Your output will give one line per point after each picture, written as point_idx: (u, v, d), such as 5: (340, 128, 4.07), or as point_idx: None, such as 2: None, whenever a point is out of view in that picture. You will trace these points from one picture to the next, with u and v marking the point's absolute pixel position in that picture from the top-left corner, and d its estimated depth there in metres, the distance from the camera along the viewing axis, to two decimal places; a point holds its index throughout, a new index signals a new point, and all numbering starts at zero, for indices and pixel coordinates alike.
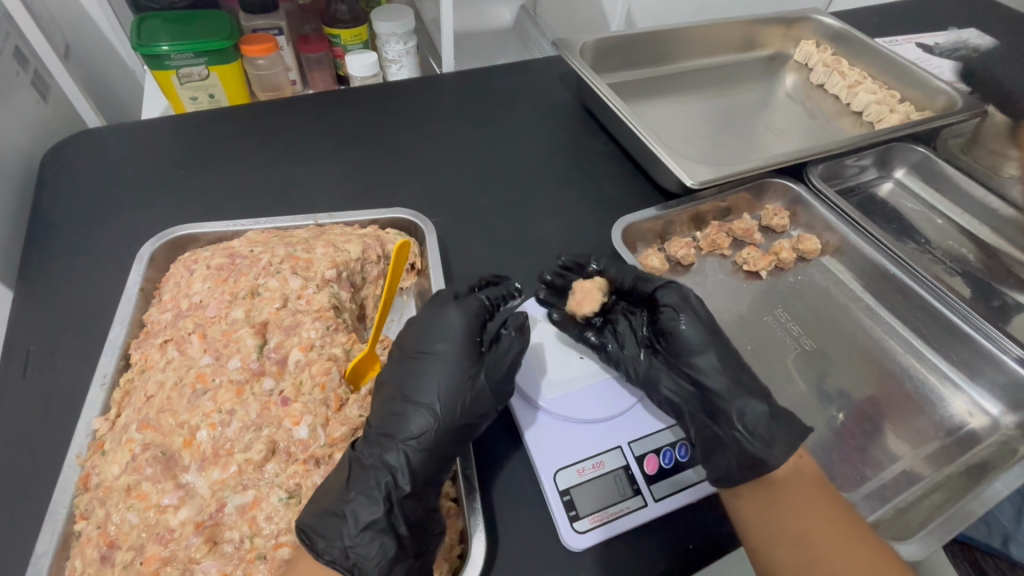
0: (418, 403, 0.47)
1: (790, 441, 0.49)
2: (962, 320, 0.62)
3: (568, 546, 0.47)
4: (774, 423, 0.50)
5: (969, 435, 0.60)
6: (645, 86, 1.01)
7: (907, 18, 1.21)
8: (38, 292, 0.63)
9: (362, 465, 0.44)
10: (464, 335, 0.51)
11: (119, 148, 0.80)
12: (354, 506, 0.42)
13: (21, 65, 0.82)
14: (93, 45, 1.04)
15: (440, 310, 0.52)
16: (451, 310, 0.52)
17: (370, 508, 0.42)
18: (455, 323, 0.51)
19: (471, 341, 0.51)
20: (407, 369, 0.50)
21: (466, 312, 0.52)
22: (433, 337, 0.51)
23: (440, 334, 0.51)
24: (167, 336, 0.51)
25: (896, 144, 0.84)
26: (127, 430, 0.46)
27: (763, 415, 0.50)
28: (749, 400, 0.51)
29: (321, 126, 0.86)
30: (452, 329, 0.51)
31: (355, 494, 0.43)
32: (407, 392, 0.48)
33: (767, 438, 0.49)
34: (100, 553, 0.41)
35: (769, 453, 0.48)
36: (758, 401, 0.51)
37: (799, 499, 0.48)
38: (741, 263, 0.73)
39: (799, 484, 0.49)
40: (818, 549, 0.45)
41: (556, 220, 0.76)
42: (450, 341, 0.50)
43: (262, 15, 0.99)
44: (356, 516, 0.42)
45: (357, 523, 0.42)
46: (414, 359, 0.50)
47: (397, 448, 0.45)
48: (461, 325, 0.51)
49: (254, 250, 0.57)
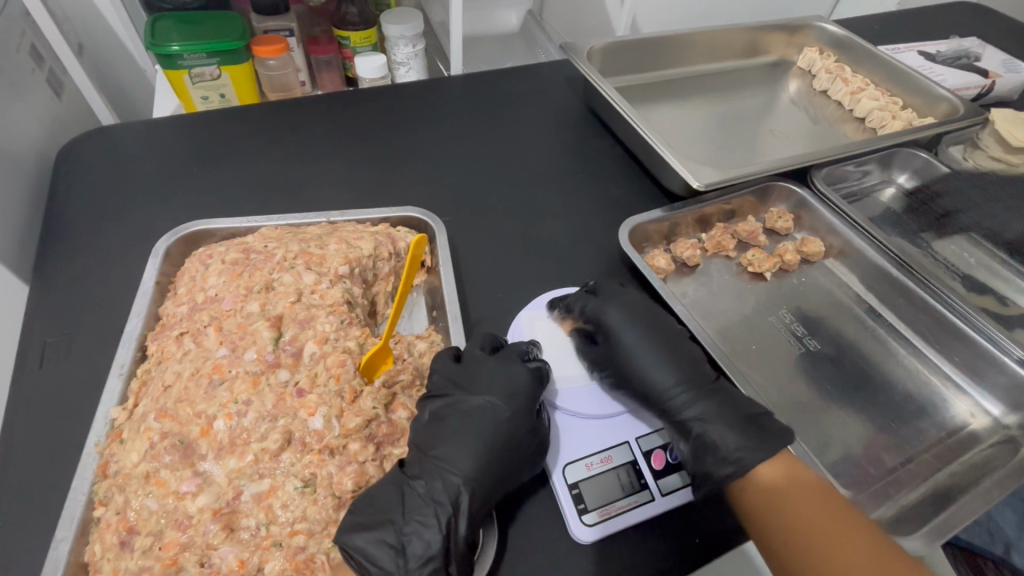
0: (477, 445, 0.48)
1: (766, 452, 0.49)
2: (965, 321, 0.63)
3: (578, 540, 0.48)
4: (729, 448, 0.49)
5: (969, 435, 0.61)
6: (650, 90, 1.02)
7: (909, 25, 1.22)
8: (53, 285, 0.64)
9: (419, 496, 0.45)
10: (529, 397, 0.50)
11: (132, 143, 0.81)
12: (410, 538, 0.43)
13: (37, 63, 0.84)
14: (106, 44, 1.06)
15: (509, 364, 0.52)
16: (520, 367, 0.52)
17: (429, 542, 0.43)
18: (523, 381, 0.51)
19: (534, 401, 0.50)
20: (463, 416, 0.49)
21: (533, 373, 0.52)
22: (498, 389, 0.50)
23: (510, 389, 0.50)
24: (184, 329, 0.52)
25: (899, 149, 0.85)
26: (145, 419, 0.46)
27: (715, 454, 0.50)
28: (703, 430, 0.51)
29: (331, 126, 0.87)
30: (519, 385, 0.50)
31: (413, 525, 0.43)
32: (466, 434, 0.48)
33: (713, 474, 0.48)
34: (119, 538, 0.42)
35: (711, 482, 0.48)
36: (706, 432, 0.51)
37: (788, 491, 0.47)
38: (745, 265, 0.74)
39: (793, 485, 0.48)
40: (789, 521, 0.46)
41: (563, 220, 0.77)
42: (513, 398, 0.50)
43: (273, 17, 1.00)
44: (412, 548, 0.43)
45: (414, 556, 0.42)
46: (470, 407, 0.50)
47: (457, 487, 0.45)
48: (527, 383, 0.51)
49: (268, 245, 0.58)
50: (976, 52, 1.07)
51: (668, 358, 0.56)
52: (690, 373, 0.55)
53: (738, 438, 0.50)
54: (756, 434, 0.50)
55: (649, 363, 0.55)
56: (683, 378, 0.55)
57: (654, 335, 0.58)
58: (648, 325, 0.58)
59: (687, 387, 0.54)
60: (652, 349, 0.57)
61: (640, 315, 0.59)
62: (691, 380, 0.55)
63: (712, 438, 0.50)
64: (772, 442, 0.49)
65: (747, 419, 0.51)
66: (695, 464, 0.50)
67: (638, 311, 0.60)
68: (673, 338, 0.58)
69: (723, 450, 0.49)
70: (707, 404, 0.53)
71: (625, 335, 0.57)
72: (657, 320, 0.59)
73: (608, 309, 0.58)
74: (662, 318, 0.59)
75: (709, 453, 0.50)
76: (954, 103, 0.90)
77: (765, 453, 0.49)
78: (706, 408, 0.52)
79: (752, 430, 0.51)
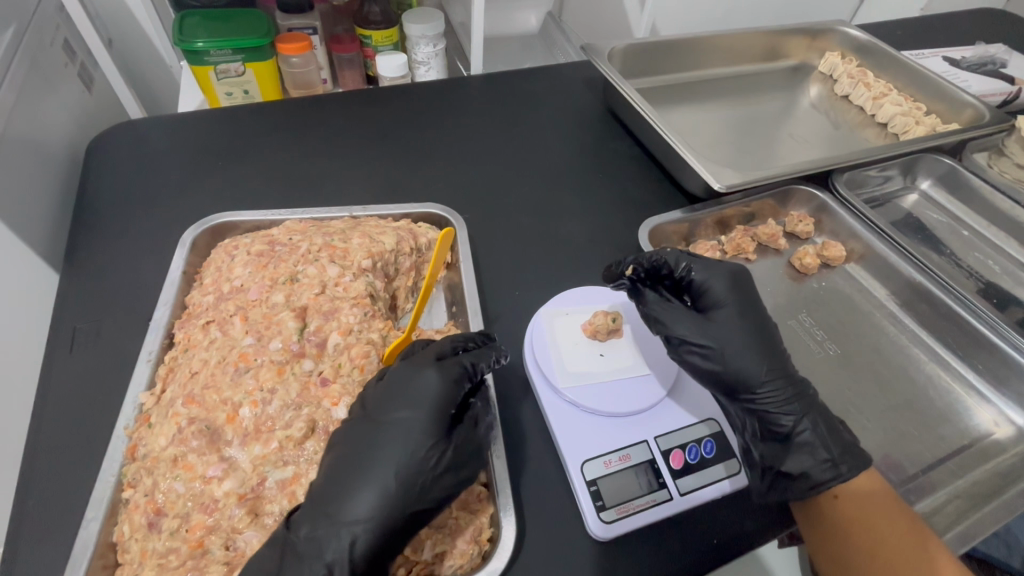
0: (368, 479, 0.43)
1: (859, 462, 0.50)
2: (989, 330, 0.63)
3: (593, 535, 0.48)
4: (831, 440, 0.51)
5: (994, 444, 0.60)
6: (670, 92, 1.02)
7: (935, 31, 1.21)
8: (83, 272, 0.65)
9: (296, 553, 0.40)
10: (437, 409, 0.46)
11: (159, 137, 0.83)
12: None
13: (69, 57, 0.86)
14: (134, 39, 1.08)
15: (416, 370, 0.48)
16: (431, 372, 0.47)
17: None
18: (431, 389, 0.47)
19: (444, 410, 0.47)
20: (362, 436, 0.45)
21: (449, 379, 0.48)
22: (401, 401, 0.46)
23: (411, 401, 0.46)
24: (210, 318, 0.53)
25: (923, 155, 0.84)
26: (173, 405, 0.47)
27: (814, 452, 0.51)
28: (803, 423, 0.52)
29: (352, 123, 0.88)
30: (425, 395, 0.47)
31: None
32: (359, 466, 0.43)
33: (810, 476, 0.50)
34: (147, 519, 0.43)
35: (804, 481, 0.50)
36: (806, 430, 0.51)
37: (865, 502, 0.49)
38: (792, 260, 0.75)
39: (869, 498, 0.50)
40: (856, 528, 0.48)
41: (581, 220, 0.77)
42: (418, 409, 0.46)
43: (298, 15, 1.02)
44: None
45: None
46: (373, 428, 0.45)
47: (347, 535, 0.41)
48: (436, 394, 0.47)
49: (292, 238, 0.59)
50: (1003, 59, 1.06)
51: (767, 348, 0.54)
52: (785, 365, 0.54)
53: (832, 444, 0.51)
54: (844, 442, 0.51)
55: (754, 345, 0.54)
56: (783, 373, 0.53)
57: (759, 320, 0.56)
58: (752, 311, 0.56)
59: (785, 380, 0.53)
60: (754, 334, 0.55)
61: (746, 303, 0.57)
62: (790, 378, 0.53)
63: (810, 438, 0.51)
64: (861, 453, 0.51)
65: (838, 427, 0.52)
66: (789, 462, 0.50)
67: (743, 290, 0.57)
68: (772, 329, 0.56)
69: (821, 452, 0.50)
70: (805, 400, 0.53)
71: (730, 319, 0.55)
72: (756, 306, 0.57)
73: (716, 289, 0.57)
74: (761, 305, 0.58)
75: (806, 454, 0.51)
76: (980, 110, 0.89)
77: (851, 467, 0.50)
78: (803, 406, 0.52)
79: (842, 435, 0.52)
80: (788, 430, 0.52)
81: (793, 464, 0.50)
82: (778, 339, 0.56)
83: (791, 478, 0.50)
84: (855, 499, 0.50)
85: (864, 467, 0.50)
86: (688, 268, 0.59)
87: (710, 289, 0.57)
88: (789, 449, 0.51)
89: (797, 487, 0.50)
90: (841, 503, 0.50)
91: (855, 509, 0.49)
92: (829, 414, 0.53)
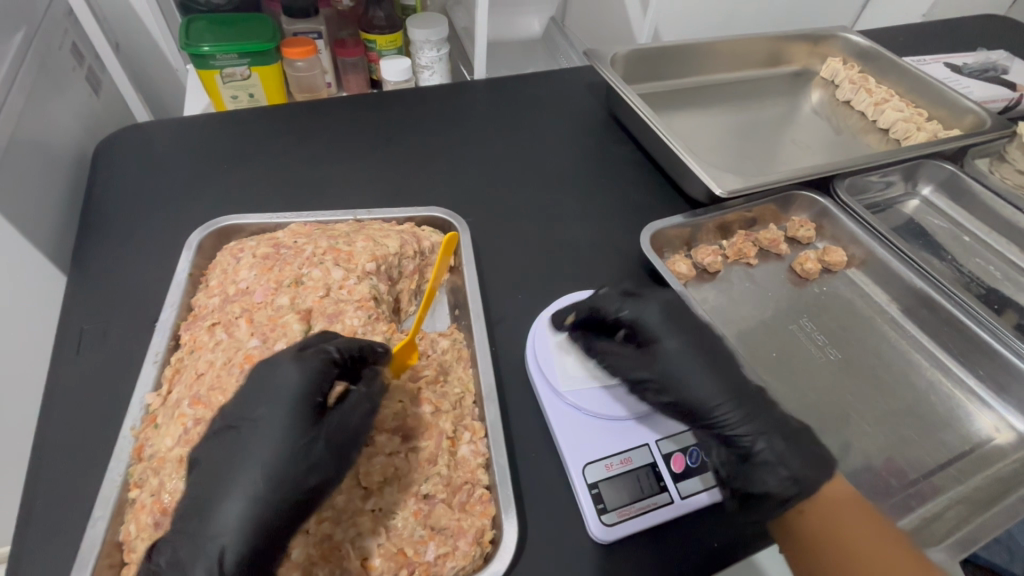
0: (235, 480, 0.41)
1: (818, 466, 0.49)
2: (990, 335, 0.63)
3: (594, 537, 0.48)
4: (792, 456, 0.49)
5: (995, 449, 0.60)
6: (672, 97, 1.03)
7: (938, 37, 1.22)
8: (90, 273, 0.66)
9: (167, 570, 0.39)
10: (298, 401, 0.43)
11: (164, 139, 0.84)
12: None
13: (77, 60, 0.87)
14: (142, 43, 1.09)
15: (274, 365, 0.45)
16: (287, 365, 0.45)
17: None
18: (287, 381, 0.44)
19: (309, 400, 0.44)
20: (225, 440, 0.43)
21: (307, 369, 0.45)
22: (263, 398, 0.44)
23: (268, 396, 0.44)
24: (215, 319, 0.53)
25: (924, 161, 0.84)
26: (179, 405, 0.48)
27: (778, 472, 0.49)
28: (761, 443, 0.50)
29: (356, 127, 0.89)
30: (283, 388, 0.44)
31: None
32: (226, 469, 0.41)
33: (776, 495, 0.48)
34: (153, 519, 0.43)
35: (770, 502, 0.48)
36: (764, 449, 0.50)
37: (837, 510, 0.48)
38: (793, 266, 0.75)
39: (840, 505, 0.48)
40: (836, 541, 0.46)
41: (582, 224, 0.78)
42: (275, 402, 0.43)
43: (303, 20, 1.02)
44: None
45: None
46: (235, 428, 0.43)
47: (212, 552, 0.39)
48: (294, 387, 0.44)
49: (297, 241, 0.60)
50: (1004, 66, 1.07)
51: (715, 369, 0.53)
52: (736, 384, 0.53)
53: (792, 460, 0.49)
54: (806, 456, 0.49)
55: (703, 368, 0.53)
56: (733, 394, 0.52)
57: (700, 345, 0.55)
58: (694, 335, 0.55)
59: (737, 400, 0.52)
60: (698, 360, 0.54)
61: (684, 327, 0.55)
62: (741, 397, 0.52)
63: (770, 457, 0.49)
64: (821, 462, 0.49)
65: (799, 441, 0.50)
66: (754, 483, 0.49)
67: (681, 316, 0.56)
68: (720, 349, 0.55)
69: (780, 469, 0.49)
70: (760, 419, 0.51)
71: (670, 349, 0.54)
72: (697, 328, 0.56)
73: (649, 323, 0.56)
74: (702, 327, 0.56)
75: (768, 473, 0.49)
76: (981, 116, 0.90)
77: (812, 476, 0.48)
78: (757, 425, 0.51)
79: (802, 448, 0.50)
80: (747, 451, 0.50)
81: (757, 485, 0.49)
82: (729, 358, 0.55)
83: (759, 499, 0.48)
84: (826, 509, 0.48)
85: (827, 475, 0.49)
86: (619, 309, 0.57)
87: (648, 323, 0.56)
88: (751, 469, 0.50)
89: (765, 505, 0.48)
90: (813, 514, 0.48)
91: (829, 520, 0.47)
92: (789, 428, 0.51)
